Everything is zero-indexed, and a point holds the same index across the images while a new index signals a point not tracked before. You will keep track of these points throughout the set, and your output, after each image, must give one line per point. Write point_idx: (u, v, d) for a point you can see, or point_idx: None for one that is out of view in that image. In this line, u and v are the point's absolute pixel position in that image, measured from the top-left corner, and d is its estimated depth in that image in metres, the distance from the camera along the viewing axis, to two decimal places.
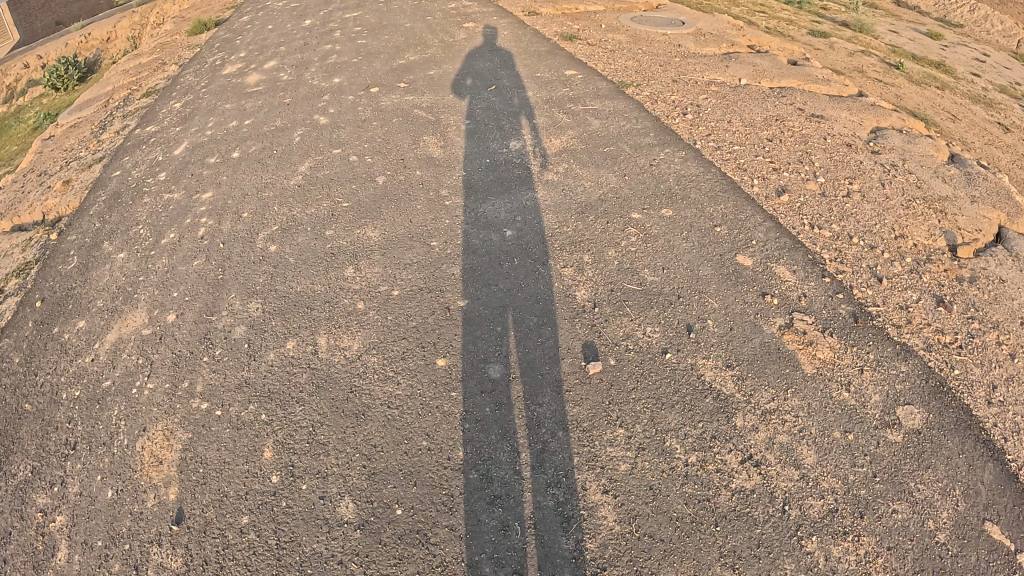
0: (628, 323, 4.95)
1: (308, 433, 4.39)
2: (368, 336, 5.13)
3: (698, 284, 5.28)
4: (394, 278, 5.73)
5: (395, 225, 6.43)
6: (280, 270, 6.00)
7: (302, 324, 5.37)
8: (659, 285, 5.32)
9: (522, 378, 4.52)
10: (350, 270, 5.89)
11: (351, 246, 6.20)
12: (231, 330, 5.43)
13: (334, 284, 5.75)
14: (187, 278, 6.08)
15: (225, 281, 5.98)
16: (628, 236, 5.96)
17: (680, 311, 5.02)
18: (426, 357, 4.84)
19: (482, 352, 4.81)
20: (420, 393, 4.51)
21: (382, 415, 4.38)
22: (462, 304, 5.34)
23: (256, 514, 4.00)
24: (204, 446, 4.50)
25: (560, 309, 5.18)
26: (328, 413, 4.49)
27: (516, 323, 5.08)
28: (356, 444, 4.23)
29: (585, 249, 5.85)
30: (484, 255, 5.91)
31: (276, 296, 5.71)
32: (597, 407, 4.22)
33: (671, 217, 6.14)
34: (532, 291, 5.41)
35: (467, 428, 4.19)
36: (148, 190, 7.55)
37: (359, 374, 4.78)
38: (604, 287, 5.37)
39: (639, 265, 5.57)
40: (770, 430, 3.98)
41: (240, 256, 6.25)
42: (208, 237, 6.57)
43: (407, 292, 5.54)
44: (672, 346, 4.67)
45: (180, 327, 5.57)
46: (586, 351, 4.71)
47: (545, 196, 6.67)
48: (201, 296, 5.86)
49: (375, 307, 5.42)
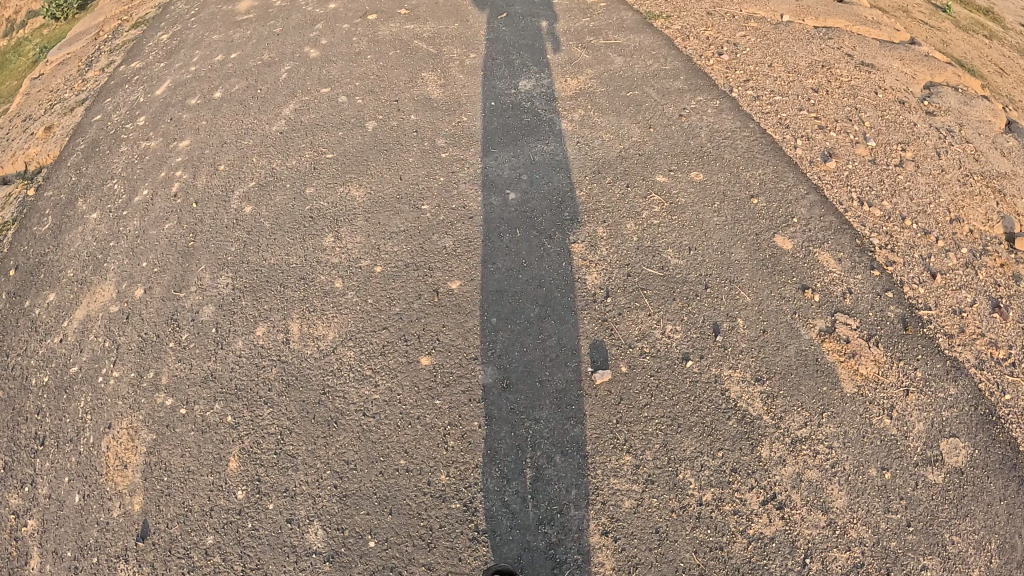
0: (647, 318, 4.43)
1: (277, 442, 4.04)
2: (345, 324, 4.67)
3: (728, 272, 4.70)
4: (378, 251, 5.19)
5: (381, 182, 5.83)
6: (255, 237, 5.50)
7: (277, 305, 4.91)
8: (682, 270, 4.73)
9: (519, 386, 4.08)
10: (331, 240, 5.36)
11: (336, 210, 5.62)
12: (199, 311, 5.01)
13: (310, 256, 5.24)
14: (158, 245, 5.64)
15: (195, 249, 5.52)
16: (647, 204, 5.30)
17: (704, 305, 4.47)
18: (410, 353, 4.39)
19: (475, 351, 4.36)
20: (400, 399, 4.11)
21: (357, 425, 4.00)
22: (456, 287, 4.82)
23: (221, 534, 3.72)
24: (169, 451, 4.19)
25: (562, 296, 4.64)
26: (299, 419, 4.12)
27: (514, 313, 4.57)
28: (328, 459, 3.88)
29: (596, 219, 5.22)
30: (480, 223, 5.31)
31: (249, 269, 5.24)
32: (602, 426, 3.82)
33: (701, 183, 5.44)
34: (534, 271, 4.85)
35: (452, 445, 3.80)
36: (127, 139, 7.00)
37: (334, 373, 4.36)
38: (613, 270, 4.79)
39: (661, 243, 4.95)
40: (799, 465, 3.63)
41: (213, 221, 5.75)
42: (181, 195, 6.07)
43: (393, 269, 5.02)
44: (695, 351, 4.20)
45: (147, 305, 5.16)
46: (593, 355, 4.24)
47: (554, 150, 5.95)
48: (172, 266, 5.42)
49: (356, 287, 4.93)
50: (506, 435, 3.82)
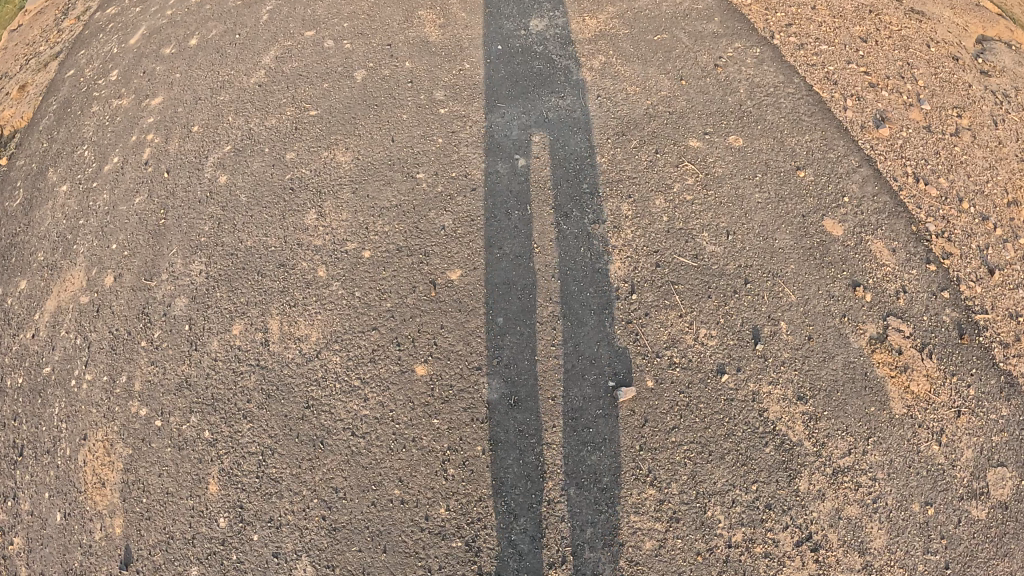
0: (678, 322, 4.04)
1: (260, 463, 3.96)
2: (328, 323, 4.32)
3: (771, 264, 4.35)
4: (367, 232, 4.63)
5: (369, 145, 5.12)
6: (230, 214, 5.05)
7: (255, 298, 4.58)
8: (715, 261, 4.29)
9: (527, 405, 3.84)
10: (313, 217, 4.86)
11: (321, 180, 5.04)
12: (172, 301, 4.68)
13: (289, 239, 4.80)
14: (127, 224, 5.18)
15: (167, 228, 5.08)
16: (678, 175, 4.66)
17: (741, 305, 4.14)
18: (401, 361, 4.03)
19: (479, 356, 4.00)
20: (393, 415, 3.89)
21: (345, 447, 3.88)
22: (456, 279, 4.26)
23: (205, 565, 3.75)
24: (146, 469, 4.06)
25: (579, 292, 4.15)
26: (284, 438, 4.01)
27: (522, 313, 4.11)
28: (315, 485, 3.84)
29: (618, 193, 4.54)
30: (481, 192, 4.62)
31: (223, 253, 4.85)
32: (621, 454, 3.69)
33: (742, 150, 4.85)
34: (549, 257, 4.29)
35: (452, 475, 3.71)
36: (94, 93, 6.32)
37: (318, 383, 4.12)
38: (638, 257, 4.27)
39: (695, 226, 4.43)
40: (839, 500, 3.58)
41: (185, 193, 5.25)
42: (151, 163, 5.51)
43: (384, 254, 4.48)
44: (731, 363, 3.93)
45: (119, 296, 4.80)
46: (613, 365, 3.91)
47: (571, 106, 5.04)
48: (143, 249, 5.00)
49: (342, 278, 4.47)
50: (530, 460, 3.70)
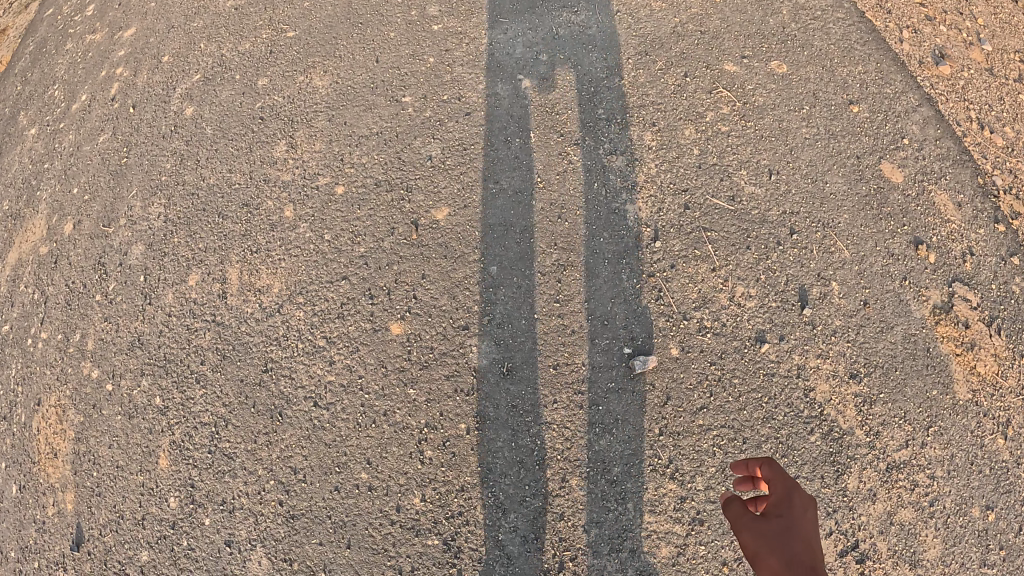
0: (710, 277, 3.31)
1: (213, 435, 3.36)
2: (293, 272, 3.64)
3: (821, 211, 3.62)
4: (343, 164, 3.93)
5: (351, 66, 4.24)
6: (194, 149, 4.14)
7: (213, 244, 3.85)
8: (754, 203, 3.60)
9: (523, 376, 3.16)
10: (282, 147, 4.06)
11: (293, 107, 4.17)
12: (128, 250, 3.91)
13: (254, 176, 4.00)
14: (90, 166, 4.21)
15: (129, 167, 4.15)
16: (712, 102, 3.91)
17: (785, 259, 3.45)
18: (374, 318, 3.33)
19: (465, 312, 3.29)
20: (362, 383, 3.22)
21: (306, 421, 3.24)
22: (444, 219, 3.50)
23: (156, 551, 3.26)
24: (96, 439, 3.48)
25: (591, 237, 3.41)
26: (238, 407, 3.37)
27: (521, 261, 3.38)
28: (271, 465, 3.23)
29: (642, 120, 3.83)
30: (479, 121, 3.90)
31: (183, 193, 4.02)
32: (635, 439, 3.06)
33: (786, 78, 3.98)
34: (554, 194, 3.54)
35: (429, 459, 3.08)
36: (41, 0, 5.10)
37: (278, 342, 3.43)
38: (662, 197, 3.53)
39: (730, 165, 3.71)
40: (891, 502, 3.11)
41: (149, 128, 4.25)
42: (119, 98, 4.39)
43: (360, 189, 3.82)
44: (775, 330, 3.24)
45: (76, 245, 3.99)
46: (630, 328, 3.22)
47: (586, 20, 4.20)
48: (102, 192, 4.11)
49: (310, 218, 3.80)
50: (527, 443, 3.07)
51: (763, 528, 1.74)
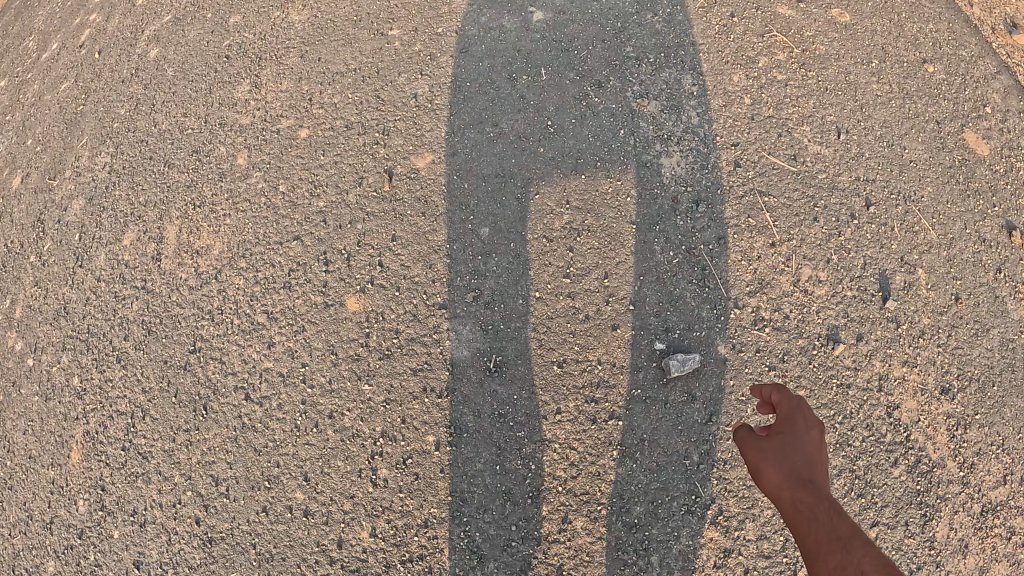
0: (769, 254, 2.49)
1: (128, 428, 2.53)
2: (240, 227, 2.70)
3: (903, 180, 2.69)
4: (309, 107, 2.87)
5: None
6: (152, 92, 3.05)
7: (155, 197, 2.85)
8: (821, 166, 2.69)
9: (518, 377, 2.36)
10: (245, 88, 2.97)
11: (263, 45, 3.03)
12: (66, 205, 2.91)
13: (209, 120, 2.94)
14: (46, 115, 3.14)
15: (82, 116, 3.08)
16: (764, 46, 2.89)
17: (860, 236, 2.59)
18: (326, 289, 2.52)
19: (446, 291, 2.46)
20: (306, 374, 2.44)
21: (235, 418, 2.45)
22: (425, 168, 2.64)
23: (65, 564, 2.45)
24: (13, 424, 2.63)
25: (612, 199, 2.54)
26: (157, 394, 2.54)
27: (520, 223, 2.54)
28: (190, 471, 2.43)
29: (682, 63, 2.84)
30: (482, 57, 2.86)
31: (136, 141, 2.97)
32: (666, 467, 2.27)
33: (850, 28, 2.93)
34: (567, 141, 2.66)
35: (382, 481, 2.32)
36: None
37: (211, 317, 2.59)
38: (706, 151, 2.67)
39: (789, 122, 2.76)
40: (986, 555, 2.35)
41: (110, 74, 3.14)
42: (86, 42, 3.25)
43: (328, 133, 2.80)
44: (852, 327, 2.45)
45: (21, 201, 2.99)
46: (664, 315, 2.41)
47: None
48: (53, 142, 3.06)
49: (266, 165, 2.79)
50: (514, 465, 2.30)
51: (765, 455, 1.36)
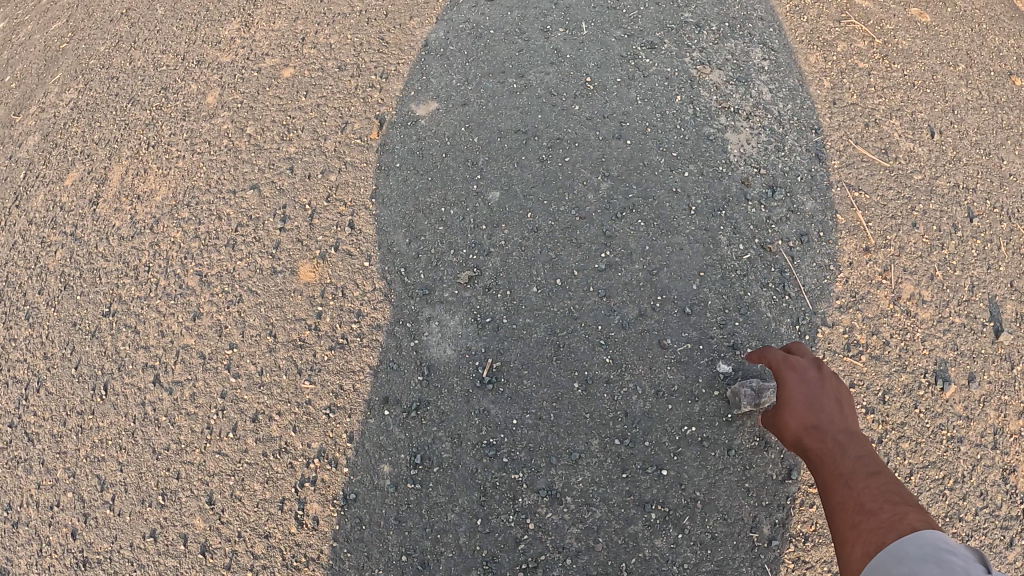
0: (861, 261, 1.88)
1: (20, 401, 1.95)
2: (196, 175, 2.12)
3: (1007, 195, 2.02)
4: (297, 52, 2.26)
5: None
6: (136, 31, 2.46)
7: (111, 135, 2.27)
8: (917, 166, 2.02)
9: (522, 398, 1.70)
10: (234, 27, 2.38)
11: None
12: (20, 141, 2.34)
13: (188, 58, 2.36)
14: (29, 53, 2.54)
15: (63, 54, 2.48)
16: (841, 33, 2.22)
17: (966, 252, 1.93)
18: (276, 253, 1.94)
19: (440, 269, 1.85)
20: (233, 357, 1.85)
21: (142, 409, 1.86)
22: (425, 116, 2.06)
23: None
24: None
25: (665, 171, 1.92)
26: (58, 362, 1.96)
27: (542, 188, 1.91)
28: (74, 469, 1.85)
29: (749, 35, 2.17)
30: (512, 6, 2.20)
31: (110, 80, 2.38)
32: (724, 542, 1.60)
33: (932, 29, 2.27)
34: (609, 102, 2.03)
35: (310, 520, 1.70)
36: None
37: (136, 275, 2.02)
38: (781, 133, 2.01)
39: (877, 120, 2.08)
40: None
41: (103, 14, 2.53)
42: None
43: (315, 73, 2.20)
44: (962, 365, 1.82)
45: None
46: (729, 328, 1.75)
47: None
48: (27, 80, 2.47)
49: (237, 105, 2.21)
50: (504, 522, 1.62)
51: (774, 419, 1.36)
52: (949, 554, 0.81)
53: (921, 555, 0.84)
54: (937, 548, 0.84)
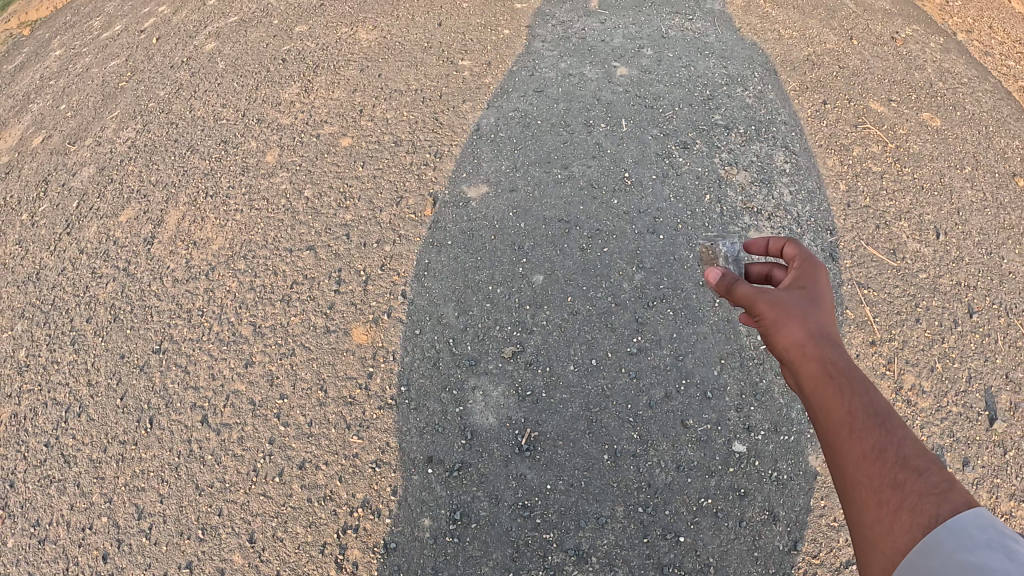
0: (868, 353, 2.06)
1: (59, 423, 2.06)
2: (252, 232, 2.34)
3: (1004, 292, 2.20)
4: (356, 122, 2.58)
5: (408, 25, 2.97)
6: (196, 80, 2.90)
7: (166, 178, 2.57)
8: (922, 265, 2.22)
9: (553, 465, 1.85)
10: (294, 90, 2.76)
11: (323, 55, 2.90)
12: (74, 171, 2.65)
13: (248, 115, 2.71)
14: (86, 84, 3.01)
15: (122, 92, 2.92)
16: (859, 135, 2.57)
17: (964, 345, 2.09)
18: (331, 312, 2.13)
19: (485, 342, 2.03)
20: (284, 408, 2.00)
21: (188, 443, 1.98)
22: (476, 198, 2.32)
23: None
24: None
25: (694, 266, 2.12)
26: (103, 392, 2.09)
27: (584, 277, 2.12)
28: (110, 494, 1.93)
29: (774, 138, 2.50)
30: (558, 99, 2.56)
31: (164, 121, 2.76)
32: None
33: (941, 133, 2.62)
34: (646, 196, 2.28)
35: (350, 564, 1.79)
36: None
37: (185, 318, 2.19)
38: (799, 233, 2.25)
39: (886, 222, 2.32)
40: None
41: (162, 59, 3.04)
42: (149, 40, 3.15)
43: (372, 146, 2.49)
44: (957, 450, 1.94)
45: (28, 154, 2.77)
46: (745, 411, 1.90)
47: (705, 24, 2.93)
48: (85, 111, 2.88)
49: (295, 166, 2.49)
50: None
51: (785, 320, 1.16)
52: (1017, 545, 0.72)
53: (987, 542, 0.74)
54: (1002, 533, 0.74)
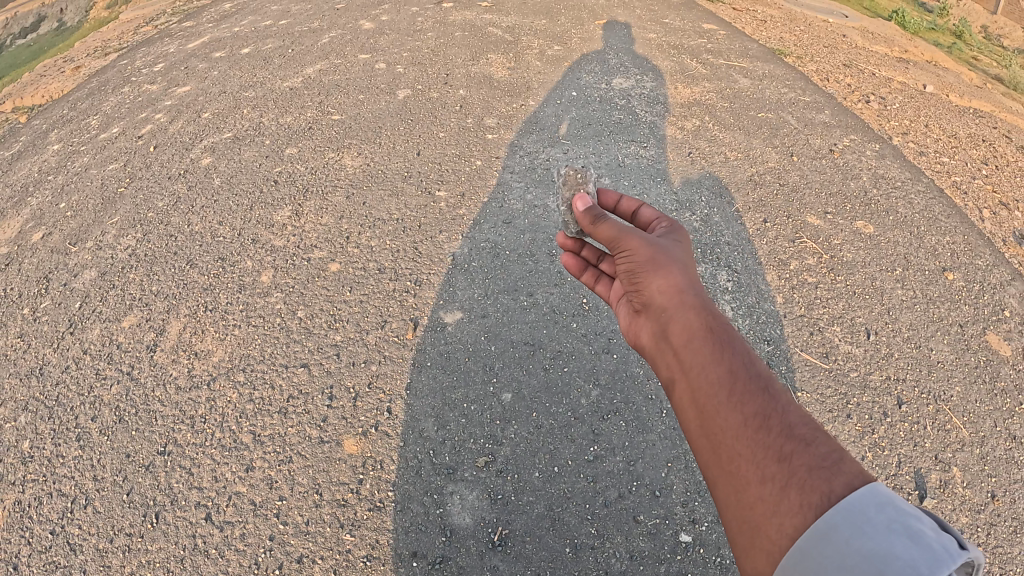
0: None
1: (64, 513, 2.21)
2: (251, 347, 2.65)
3: (927, 381, 2.49)
4: (346, 247, 3.01)
5: (390, 155, 3.51)
6: (194, 194, 3.36)
7: (166, 289, 2.90)
8: (852, 365, 2.53)
9: (522, 555, 2.07)
10: (285, 214, 3.20)
11: (312, 178, 3.40)
12: (76, 273, 3.00)
13: (242, 234, 3.12)
14: (86, 187, 3.48)
15: (121, 198, 3.37)
16: (796, 249, 2.96)
17: (894, 434, 2.33)
18: (324, 425, 2.40)
19: (461, 452, 2.31)
20: (282, 508, 2.20)
21: (190, 535, 2.15)
22: (451, 323, 2.68)
23: None
24: None
25: (643, 381, 2.48)
26: (108, 486, 2.27)
27: (547, 394, 2.44)
28: None
29: (718, 258, 2.91)
30: (523, 230, 3.03)
31: (163, 232, 3.16)
32: None
33: (874, 239, 3.03)
34: (602, 320, 2.67)
35: None
36: (136, 62, 4.65)
37: (187, 423, 2.43)
38: None
39: (819, 326, 2.66)
40: None
41: (160, 168, 3.55)
42: (150, 156, 3.63)
43: (359, 272, 2.89)
44: None
45: (34, 254, 3.14)
46: (690, 505, 2.16)
47: (655, 156, 3.45)
48: (85, 212, 3.31)
49: (288, 288, 2.85)
50: None
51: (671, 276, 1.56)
52: (911, 524, 1.01)
53: (885, 522, 1.02)
54: (897, 514, 1.03)
